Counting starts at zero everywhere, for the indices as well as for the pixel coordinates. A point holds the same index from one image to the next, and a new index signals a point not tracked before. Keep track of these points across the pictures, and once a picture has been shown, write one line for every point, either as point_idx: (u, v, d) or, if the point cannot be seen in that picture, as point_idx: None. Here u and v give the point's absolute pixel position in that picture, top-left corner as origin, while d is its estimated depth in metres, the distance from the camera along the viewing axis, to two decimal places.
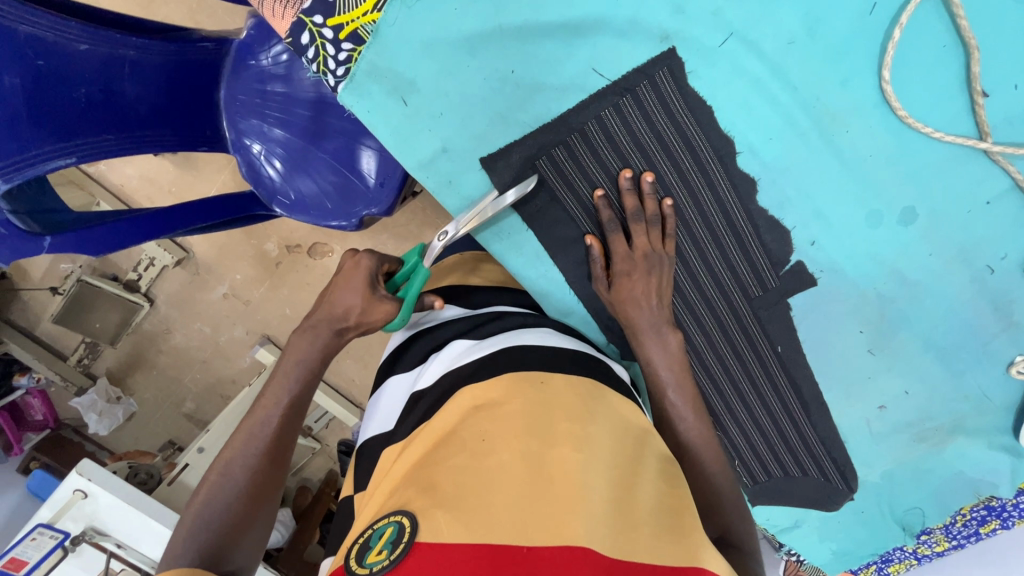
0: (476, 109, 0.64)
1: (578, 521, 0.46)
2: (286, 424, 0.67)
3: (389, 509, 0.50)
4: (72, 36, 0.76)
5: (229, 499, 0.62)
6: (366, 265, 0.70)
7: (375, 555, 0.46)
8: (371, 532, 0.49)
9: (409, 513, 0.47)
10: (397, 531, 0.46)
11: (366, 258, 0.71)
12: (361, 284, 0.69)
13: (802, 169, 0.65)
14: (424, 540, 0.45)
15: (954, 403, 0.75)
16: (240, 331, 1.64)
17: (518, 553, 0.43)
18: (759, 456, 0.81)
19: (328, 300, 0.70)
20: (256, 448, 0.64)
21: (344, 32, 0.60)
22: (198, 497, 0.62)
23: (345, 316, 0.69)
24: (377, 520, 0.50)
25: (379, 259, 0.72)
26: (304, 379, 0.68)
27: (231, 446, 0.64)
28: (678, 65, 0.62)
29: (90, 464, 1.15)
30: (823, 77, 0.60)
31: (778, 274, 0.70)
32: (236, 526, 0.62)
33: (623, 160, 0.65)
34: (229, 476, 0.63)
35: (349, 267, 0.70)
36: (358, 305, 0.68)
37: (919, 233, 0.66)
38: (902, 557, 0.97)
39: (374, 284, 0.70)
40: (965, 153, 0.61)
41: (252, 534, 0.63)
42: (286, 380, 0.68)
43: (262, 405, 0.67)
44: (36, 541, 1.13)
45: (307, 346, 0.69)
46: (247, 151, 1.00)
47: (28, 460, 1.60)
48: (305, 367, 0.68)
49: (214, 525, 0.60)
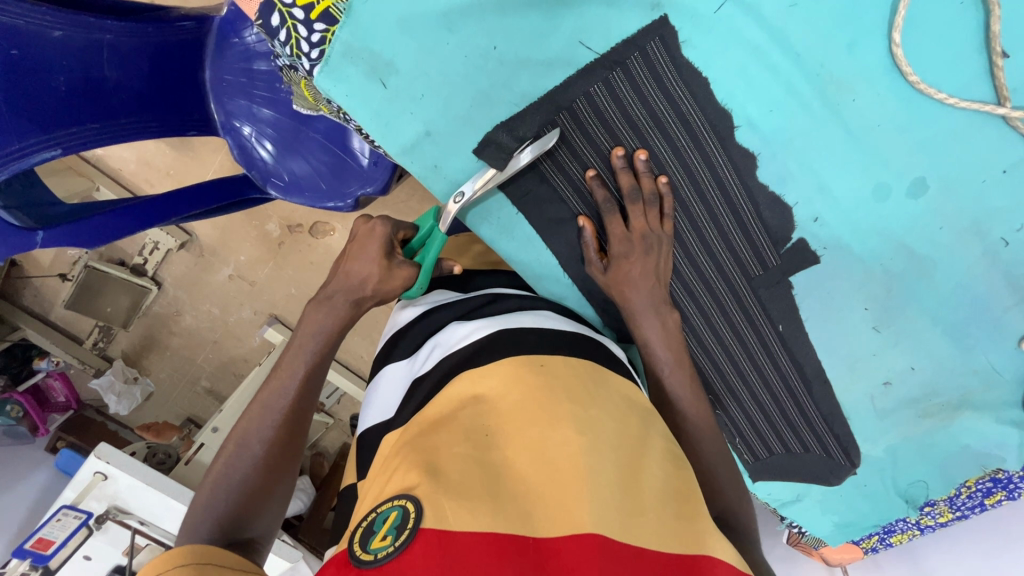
0: (459, 90, 0.61)
1: (586, 509, 0.47)
2: (302, 397, 0.67)
3: (390, 493, 0.48)
4: (45, 23, 0.74)
5: (247, 469, 0.63)
6: (380, 232, 0.69)
7: (379, 541, 0.44)
8: (374, 515, 0.47)
9: (413, 498, 0.45)
10: (402, 516, 0.45)
11: (381, 224, 0.69)
12: (377, 253, 0.68)
13: (806, 141, 0.61)
14: (430, 527, 0.43)
15: (962, 377, 0.73)
16: (249, 311, 1.66)
17: (525, 544, 0.45)
18: (759, 431, 0.81)
19: (344, 270, 0.69)
20: (270, 421, 0.65)
21: (315, 12, 0.56)
22: (216, 465, 0.64)
23: (363, 286, 0.68)
24: (380, 504, 0.48)
25: (394, 225, 0.70)
26: (320, 352, 0.68)
27: (247, 418, 0.65)
28: (670, 34, 0.58)
29: (108, 447, 1.17)
30: (829, 42, 0.55)
31: (779, 253, 0.67)
32: (249, 498, 0.62)
33: (615, 138, 0.62)
34: (246, 447, 0.63)
35: (363, 234, 0.70)
36: (375, 274, 0.68)
37: (929, 205, 0.62)
38: (904, 527, 0.94)
39: (391, 252, 0.69)
40: (980, 119, 0.57)
41: (270, 505, 0.64)
42: (301, 353, 0.68)
43: (277, 376, 0.67)
44: (61, 522, 1.18)
45: (321, 316, 0.69)
46: (237, 133, 0.98)
47: (55, 439, 1.67)
48: (321, 338, 0.68)
49: (232, 495, 0.61)
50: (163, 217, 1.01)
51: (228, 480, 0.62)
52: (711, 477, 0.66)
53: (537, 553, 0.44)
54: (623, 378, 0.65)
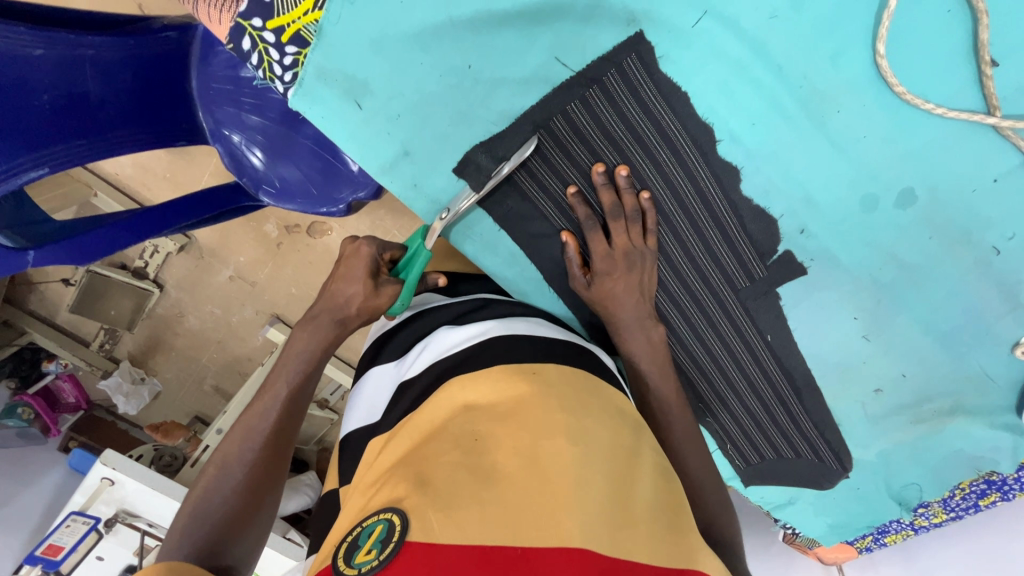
0: (436, 109, 0.60)
1: (573, 519, 0.46)
2: (286, 417, 0.67)
3: (377, 506, 0.49)
4: (25, 43, 0.73)
5: (229, 491, 0.62)
6: (366, 252, 0.68)
7: (364, 554, 0.45)
8: (360, 530, 0.48)
9: (399, 511, 0.46)
10: (386, 530, 0.46)
11: (366, 244, 0.69)
12: (363, 272, 0.67)
13: (790, 153, 0.59)
14: (414, 540, 0.44)
15: (954, 384, 0.73)
16: (250, 311, 1.66)
17: (512, 554, 0.43)
18: (750, 437, 0.82)
19: (329, 291, 0.69)
20: (253, 442, 0.65)
21: (286, 35, 0.55)
22: (196, 488, 0.63)
23: (347, 306, 0.68)
24: (365, 518, 0.49)
25: (379, 246, 0.70)
26: (304, 372, 0.68)
27: (229, 441, 0.65)
28: (647, 49, 0.56)
29: (113, 453, 1.20)
30: (811, 54, 0.53)
31: (765, 265, 0.67)
32: (229, 523, 0.61)
33: (595, 154, 0.61)
34: (228, 469, 0.63)
35: (349, 254, 0.69)
36: (360, 293, 0.67)
37: (919, 215, 0.61)
38: (899, 528, 0.94)
39: (375, 272, 0.68)
40: (970, 129, 0.55)
41: (249, 531, 0.63)
42: (286, 375, 0.68)
43: (261, 398, 0.67)
44: (71, 527, 1.20)
45: (306, 338, 0.69)
46: (227, 141, 0.98)
47: (67, 439, 1.71)
48: (306, 359, 0.68)
49: (213, 517, 0.60)
50: (157, 229, 1.00)
51: (209, 502, 0.61)
52: (697, 487, 0.67)
53: (524, 564, 0.43)
54: (612, 387, 0.65)
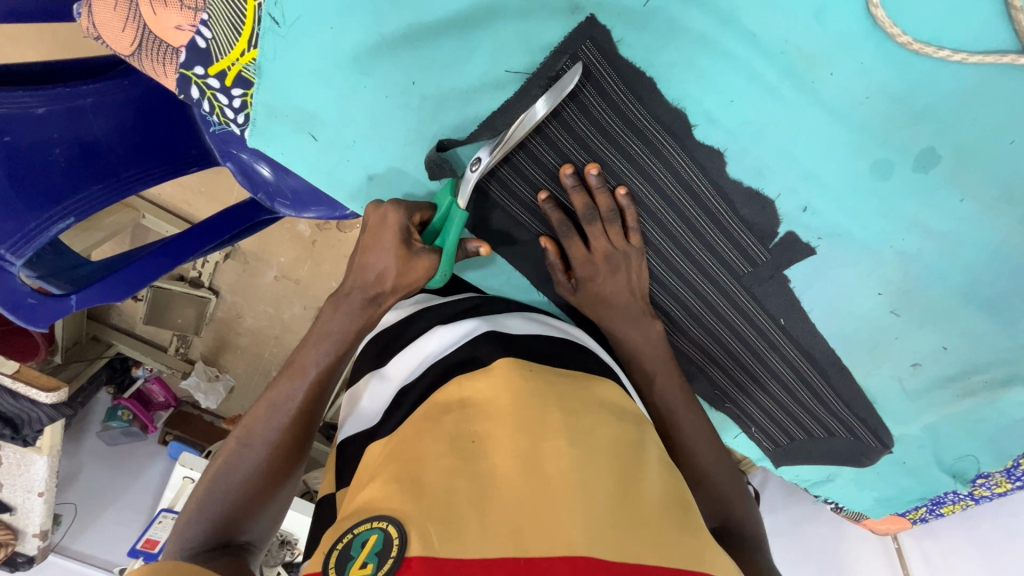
0: (390, 131, 0.58)
1: (579, 525, 0.41)
2: (313, 400, 0.59)
3: (368, 511, 0.44)
4: (26, 104, 0.73)
5: (248, 471, 0.57)
6: (393, 220, 0.56)
7: (359, 569, 0.41)
8: (350, 538, 0.43)
9: (395, 520, 0.41)
10: (382, 540, 0.41)
11: (393, 210, 0.57)
12: (394, 241, 0.56)
13: (777, 129, 0.53)
14: (415, 555, 0.39)
15: (1007, 353, 0.64)
16: (299, 307, 1.62)
17: (516, 564, 0.39)
18: (775, 419, 0.78)
19: (358, 265, 0.58)
20: (277, 423, 0.58)
21: (229, 79, 0.54)
22: (216, 460, 0.58)
23: (381, 282, 0.58)
24: (358, 523, 0.43)
25: (408, 210, 0.57)
26: (336, 354, 0.59)
27: (252, 416, 0.58)
28: (602, 35, 0.51)
29: (190, 456, 1.32)
30: (789, 14, 0.46)
31: (767, 248, 0.61)
32: (247, 505, 0.57)
33: (563, 155, 0.57)
34: (249, 448, 0.57)
35: (374, 224, 0.57)
36: (393, 268, 0.57)
37: (945, 177, 0.53)
38: (956, 499, 0.85)
39: (409, 240, 0.57)
40: (1002, 71, 0.45)
41: (268, 508, 0.59)
42: (315, 353, 0.59)
43: (288, 374, 0.59)
44: (163, 523, 1.36)
45: (340, 319, 0.59)
46: (235, 161, 0.81)
47: (165, 434, 1.86)
48: (337, 340, 0.59)
49: (229, 498, 0.56)
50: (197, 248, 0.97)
51: (226, 482, 0.57)
52: (707, 481, 0.65)
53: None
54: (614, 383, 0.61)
